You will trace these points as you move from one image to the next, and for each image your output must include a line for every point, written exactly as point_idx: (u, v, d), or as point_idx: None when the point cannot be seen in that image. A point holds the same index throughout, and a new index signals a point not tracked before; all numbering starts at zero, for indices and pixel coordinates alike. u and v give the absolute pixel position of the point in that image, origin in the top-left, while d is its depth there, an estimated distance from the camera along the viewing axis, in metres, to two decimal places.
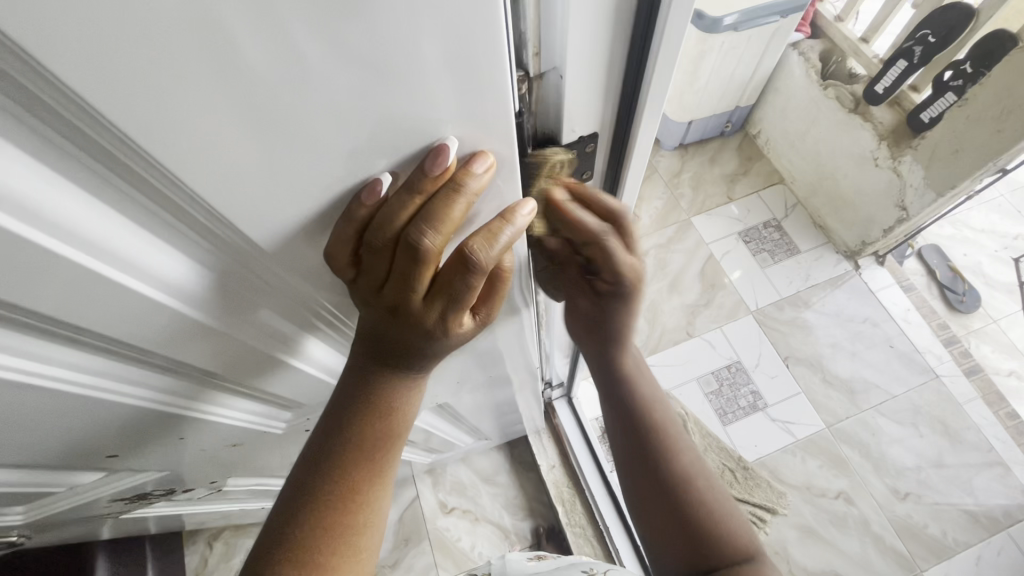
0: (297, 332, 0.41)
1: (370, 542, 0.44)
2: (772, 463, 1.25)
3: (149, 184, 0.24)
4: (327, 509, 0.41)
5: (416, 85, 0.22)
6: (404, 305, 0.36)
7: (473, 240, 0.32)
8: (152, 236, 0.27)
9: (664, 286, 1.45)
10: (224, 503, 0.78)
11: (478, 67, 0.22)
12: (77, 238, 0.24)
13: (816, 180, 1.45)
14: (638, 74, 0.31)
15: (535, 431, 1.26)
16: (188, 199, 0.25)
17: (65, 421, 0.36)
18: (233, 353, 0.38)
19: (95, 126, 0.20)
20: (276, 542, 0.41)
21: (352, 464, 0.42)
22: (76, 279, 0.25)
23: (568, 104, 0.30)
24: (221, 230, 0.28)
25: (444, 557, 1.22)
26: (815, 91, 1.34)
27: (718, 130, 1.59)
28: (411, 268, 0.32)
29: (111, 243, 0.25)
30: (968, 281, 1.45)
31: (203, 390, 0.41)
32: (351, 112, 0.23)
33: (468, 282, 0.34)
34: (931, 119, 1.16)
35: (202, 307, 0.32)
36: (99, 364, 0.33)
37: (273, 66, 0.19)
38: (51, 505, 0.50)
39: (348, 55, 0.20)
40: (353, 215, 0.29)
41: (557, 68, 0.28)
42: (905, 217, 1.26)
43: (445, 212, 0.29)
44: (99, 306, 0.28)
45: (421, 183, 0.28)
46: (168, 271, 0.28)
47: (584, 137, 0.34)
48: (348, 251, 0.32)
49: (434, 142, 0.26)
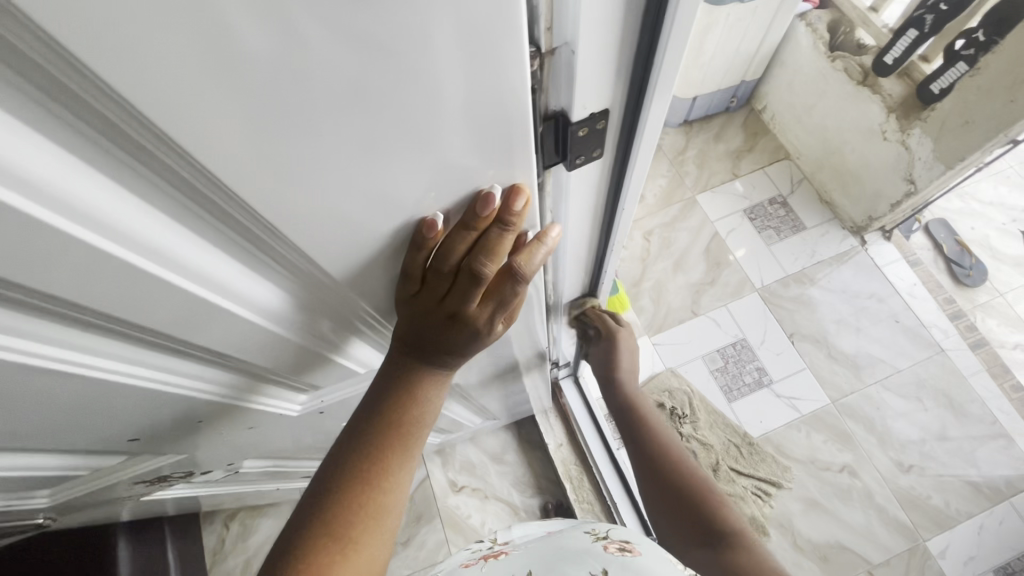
0: (334, 329, 0.41)
1: (394, 524, 0.43)
2: (777, 439, 1.27)
3: (192, 187, 0.24)
4: (359, 483, 0.40)
5: (425, 67, 0.22)
6: (461, 312, 0.39)
7: (522, 257, 0.37)
8: (196, 238, 0.27)
9: (669, 265, 1.45)
10: (239, 484, 0.79)
11: (485, 43, 0.22)
12: (129, 241, 0.24)
13: (823, 156, 1.43)
14: (651, 53, 0.31)
15: (543, 410, 1.28)
16: (229, 200, 0.25)
17: (113, 412, 0.37)
18: (274, 346, 0.38)
19: (124, 129, 0.20)
20: (305, 516, 0.39)
21: (385, 440, 0.41)
22: (120, 280, 0.26)
23: (580, 79, 0.30)
24: (261, 229, 0.28)
25: (455, 534, 1.24)
26: (823, 63, 1.31)
27: (722, 105, 1.56)
28: (470, 287, 0.37)
29: (159, 245, 0.25)
30: (975, 255, 1.45)
31: (249, 381, 0.42)
32: (361, 102, 0.22)
33: (517, 290, 0.39)
34: (940, 91, 1.14)
35: (247, 303, 0.32)
36: (152, 357, 0.34)
37: (276, 57, 0.19)
38: (75, 489, 0.51)
39: (354, 37, 0.19)
40: (421, 248, 0.34)
41: (569, 43, 0.27)
42: (914, 190, 1.25)
43: (496, 244, 0.35)
44: (141, 305, 0.28)
45: (474, 221, 0.33)
46: (209, 271, 0.29)
47: (595, 113, 0.33)
48: (417, 273, 0.36)
49: (480, 190, 0.31)
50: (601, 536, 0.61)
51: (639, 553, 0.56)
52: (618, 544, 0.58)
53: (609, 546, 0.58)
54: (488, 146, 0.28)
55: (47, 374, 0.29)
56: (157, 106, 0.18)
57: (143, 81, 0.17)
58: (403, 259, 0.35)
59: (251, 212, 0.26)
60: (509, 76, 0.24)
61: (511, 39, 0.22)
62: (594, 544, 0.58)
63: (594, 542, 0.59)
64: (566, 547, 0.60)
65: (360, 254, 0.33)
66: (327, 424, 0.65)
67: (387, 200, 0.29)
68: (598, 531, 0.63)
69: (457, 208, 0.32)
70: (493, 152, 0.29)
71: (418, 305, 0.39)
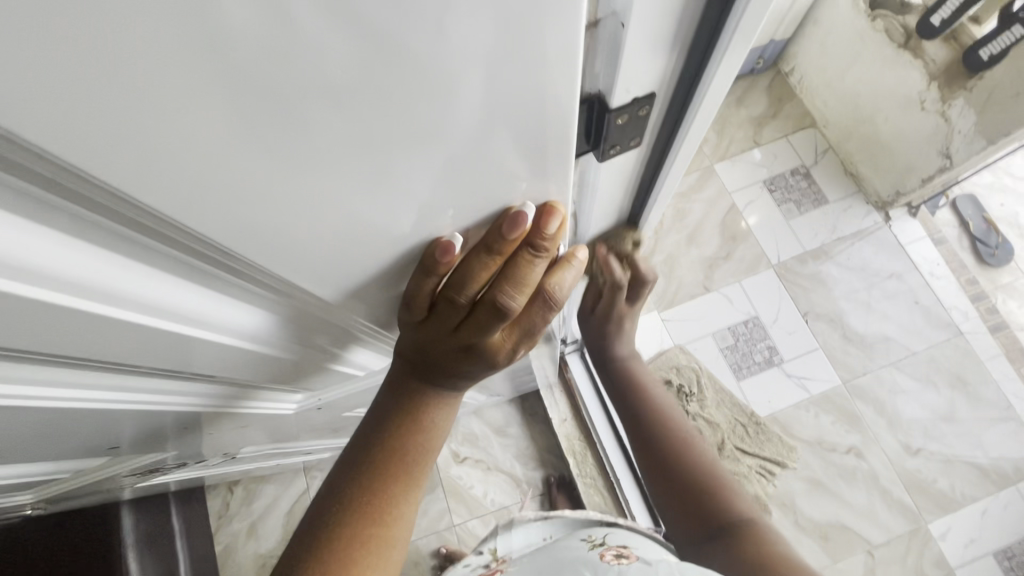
0: (331, 341, 0.37)
1: (399, 557, 0.40)
2: (784, 419, 1.25)
3: (111, 209, 0.19)
4: (361, 519, 0.37)
5: (443, 56, 0.17)
6: (478, 342, 0.35)
7: (551, 279, 0.34)
8: (144, 267, 0.23)
9: (682, 238, 1.39)
10: (239, 464, 0.77)
11: (524, 29, 0.17)
12: (59, 282, 0.20)
13: (851, 125, 1.35)
14: (712, 33, 0.26)
15: (547, 385, 1.26)
16: (171, 226, 0.20)
17: (80, 431, 0.33)
18: (258, 363, 0.34)
19: (33, 149, 0.15)
20: (302, 554, 0.36)
21: (387, 470, 0.38)
22: (60, 323, 0.22)
23: (626, 58, 0.24)
24: (214, 252, 0.23)
25: (457, 504, 1.25)
26: (862, 23, 1.21)
27: (748, 67, 1.45)
28: (491, 320, 0.33)
29: (76, 275, 0.20)
30: (1002, 234, 1.39)
31: (232, 393, 0.38)
32: (357, 96, 0.17)
33: (546, 314, 0.36)
34: (991, 57, 1.05)
35: (223, 328, 0.28)
36: (118, 387, 0.30)
37: (262, 43, 0.14)
38: (57, 487, 0.48)
39: (362, 23, 0.14)
40: (432, 272, 0.29)
41: (617, 14, 0.22)
42: (949, 165, 1.18)
43: (522, 273, 0.31)
44: (75, 338, 0.23)
45: (497, 244, 0.29)
46: (164, 299, 0.24)
47: (638, 99, 0.28)
48: (424, 302, 0.32)
49: (511, 208, 0.27)
50: (598, 543, 0.61)
51: (635, 559, 0.55)
52: (616, 550, 0.58)
53: (606, 554, 0.57)
54: (518, 144, 0.23)
55: None
56: (91, 101, 0.14)
57: (73, 65, 0.13)
58: (409, 283, 0.31)
59: (225, 237, 0.21)
60: (545, 67, 0.19)
61: (554, 26, 0.17)
62: (590, 552, 0.58)
63: (590, 551, 0.58)
64: (562, 557, 0.59)
65: (357, 271, 0.28)
66: (326, 414, 0.61)
67: (387, 207, 0.24)
68: (595, 538, 0.62)
69: (478, 227, 0.28)
70: (519, 154, 0.24)
71: (426, 332, 0.34)
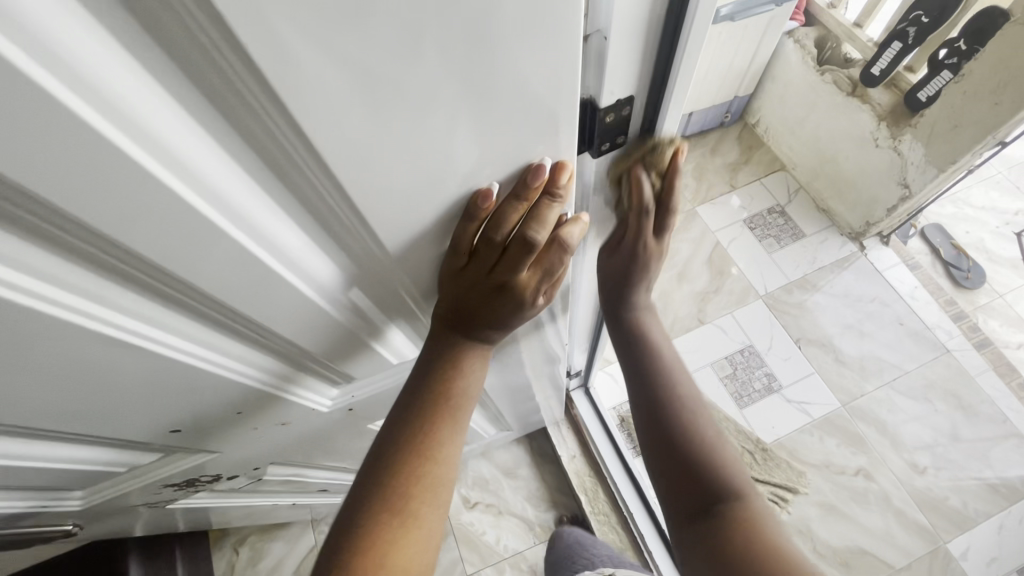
0: (378, 314, 0.43)
1: (449, 495, 0.45)
2: (790, 444, 1.27)
3: (271, 147, 0.24)
4: (416, 458, 0.43)
5: (410, 78, 0.23)
6: (510, 281, 0.41)
7: (562, 230, 0.40)
8: (276, 207, 0.28)
9: (673, 276, 1.46)
10: (259, 495, 0.80)
11: (476, 52, 0.23)
12: (223, 204, 0.25)
13: (817, 166, 1.48)
14: (668, 58, 0.34)
15: (555, 421, 1.28)
16: (317, 163, 0.25)
17: (163, 391, 0.37)
18: (320, 326, 0.39)
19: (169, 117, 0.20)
20: (367, 491, 0.42)
21: (435, 417, 0.44)
22: (212, 245, 0.27)
23: (609, 66, 0.32)
24: (334, 197, 0.28)
25: (469, 551, 1.23)
26: (813, 77, 1.37)
27: (717, 120, 1.61)
28: (521, 256, 0.39)
29: (238, 206, 0.26)
30: (971, 258, 1.48)
31: (281, 368, 0.43)
32: (359, 111, 0.23)
33: (562, 258, 0.42)
34: (928, 98, 1.19)
35: (309, 277, 0.34)
36: (203, 331, 0.34)
37: (266, 67, 0.19)
38: (111, 491, 0.52)
39: (340, 55, 0.20)
40: (473, 217, 0.35)
41: (602, 30, 0.30)
42: (908, 194, 1.29)
43: (543, 213, 0.37)
44: (209, 266, 0.28)
45: (524, 192, 0.35)
46: (279, 238, 0.29)
47: (620, 100, 0.36)
48: (466, 246, 0.38)
49: (533, 161, 0.33)
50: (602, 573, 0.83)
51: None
52: None
53: None
54: (524, 123, 0.29)
55: (100, 343, 0.29)
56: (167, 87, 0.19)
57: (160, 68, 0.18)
58: (453, 232, 0.36)
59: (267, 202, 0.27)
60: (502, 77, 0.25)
61: (505, 45, 0.24)
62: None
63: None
64: None
65: (388, 247, 0.34)
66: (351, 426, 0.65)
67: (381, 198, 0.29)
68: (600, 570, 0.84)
69: (510, 180, 0.34)
70: (538, 124, 0.30)
71: (465, 278, 0.40)
